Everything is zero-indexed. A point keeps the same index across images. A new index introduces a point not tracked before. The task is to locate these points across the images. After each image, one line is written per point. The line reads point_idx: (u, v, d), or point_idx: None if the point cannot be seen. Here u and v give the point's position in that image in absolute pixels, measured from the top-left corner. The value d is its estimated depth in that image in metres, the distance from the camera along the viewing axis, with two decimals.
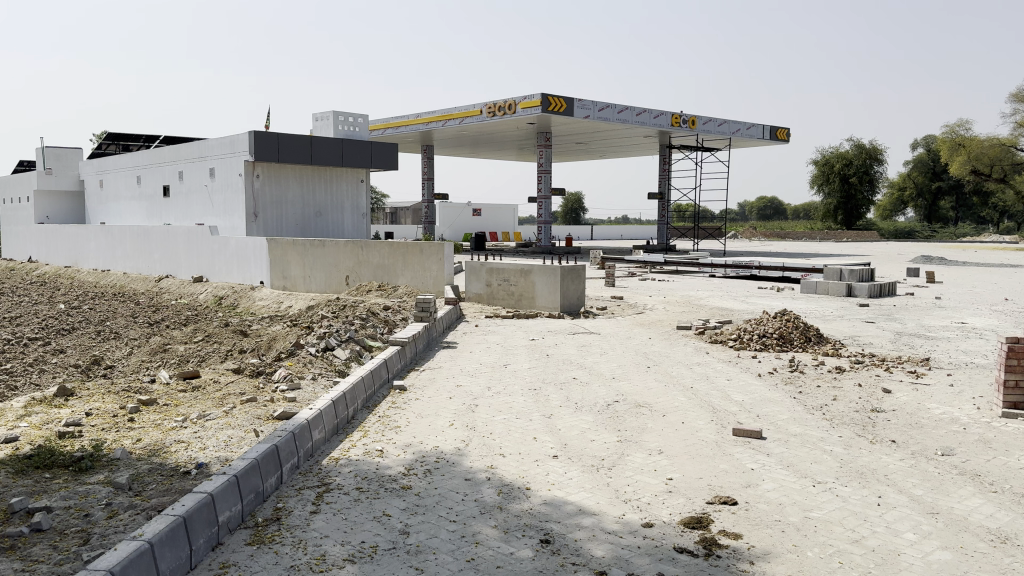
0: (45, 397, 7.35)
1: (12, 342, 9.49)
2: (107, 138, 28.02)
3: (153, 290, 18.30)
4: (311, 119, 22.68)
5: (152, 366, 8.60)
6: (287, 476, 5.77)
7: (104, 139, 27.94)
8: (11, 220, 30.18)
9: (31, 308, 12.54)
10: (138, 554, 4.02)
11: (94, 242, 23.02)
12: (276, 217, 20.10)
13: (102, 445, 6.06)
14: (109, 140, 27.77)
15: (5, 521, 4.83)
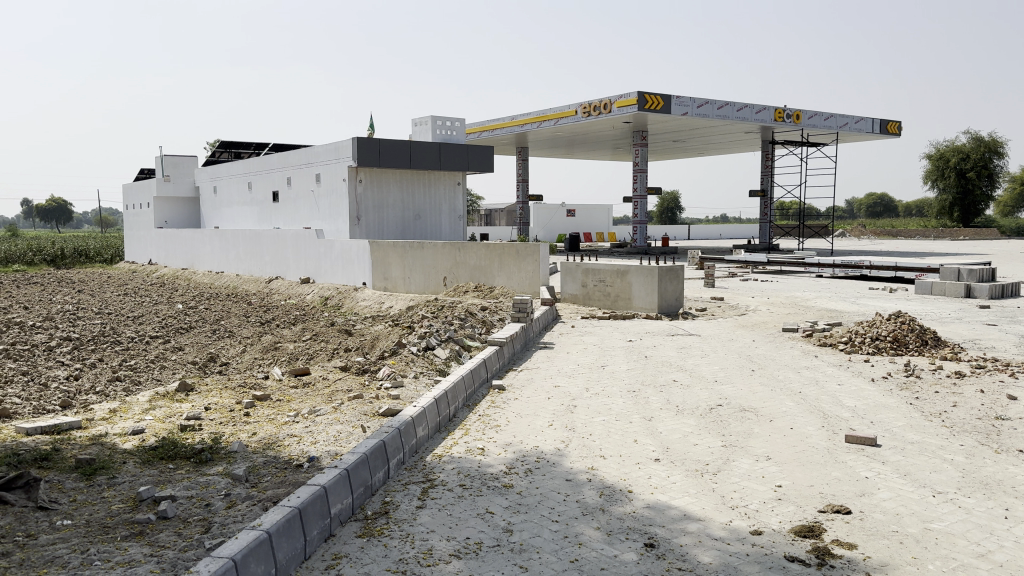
0: (168, 392, 7.78)
1: (137, 340, 10.08)
2: (220, 146, 29.48)
3: (263, 291, 19.08)
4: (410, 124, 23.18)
5: (264, 364, 8.96)
6: (393, 472, 5.91)
7: (217, 147, 29.40)
8: (134, 225, 32.19)
9: (152, 308, 13.30)
10: (257, 543, 4.20)
11: (209, 245, 24.24)
12: (377, 220, 20.63)
13: (221, 438, 6.36)
14: (222, 148, 29.22)
15: (135, 507, 5.14)
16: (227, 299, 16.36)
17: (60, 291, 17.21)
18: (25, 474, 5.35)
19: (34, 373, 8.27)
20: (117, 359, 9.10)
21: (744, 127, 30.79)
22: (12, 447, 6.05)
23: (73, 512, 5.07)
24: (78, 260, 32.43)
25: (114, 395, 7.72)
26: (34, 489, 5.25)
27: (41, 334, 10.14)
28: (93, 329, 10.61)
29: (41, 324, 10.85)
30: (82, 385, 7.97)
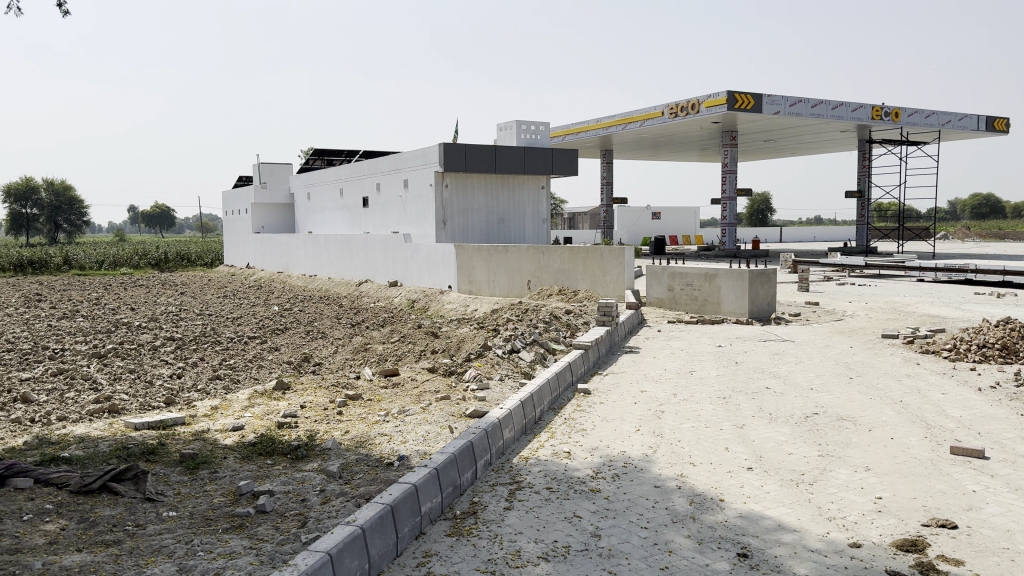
0: (266, 390, 8.08)
1: (236, 340, 10.52)
2: (313, 154, 30.47)
3: (354, 294, 19.59)
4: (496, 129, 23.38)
5: (355, 364, 9.19)
6: (481, 472, 5.97)
7: (311, 154, 30.40)
8: (232, 230, 33.60)
9: (250, 310, 13.85)
10: (352, 538, 4.32)
11: (301, 249, 25.08)
12: (462, 225, 20.87)
13: (316, 435, 6.56)
14: (315, 156, 30.19)
15: (235, 501, 5.36)
16: (320, 301, 16.89)
17: (163, 293, 18.13)
18: (134, 466, 5.65)
19: (141, 370, 8.72)
20: (217, 358, 9.50)
21: (839, 125, 29.78)
22: (123, 441, 6.39)
23: (178, 504, 5.32)
24: (180, 264, 34.06)
25: (214, 393, 8.06)
26: (143, 481, 5.54)
27: (148, 333, 10.71)
28: (195, 330, 11.13)
29: (147, 324, 11.44)
30: (185, 383, 8.36)
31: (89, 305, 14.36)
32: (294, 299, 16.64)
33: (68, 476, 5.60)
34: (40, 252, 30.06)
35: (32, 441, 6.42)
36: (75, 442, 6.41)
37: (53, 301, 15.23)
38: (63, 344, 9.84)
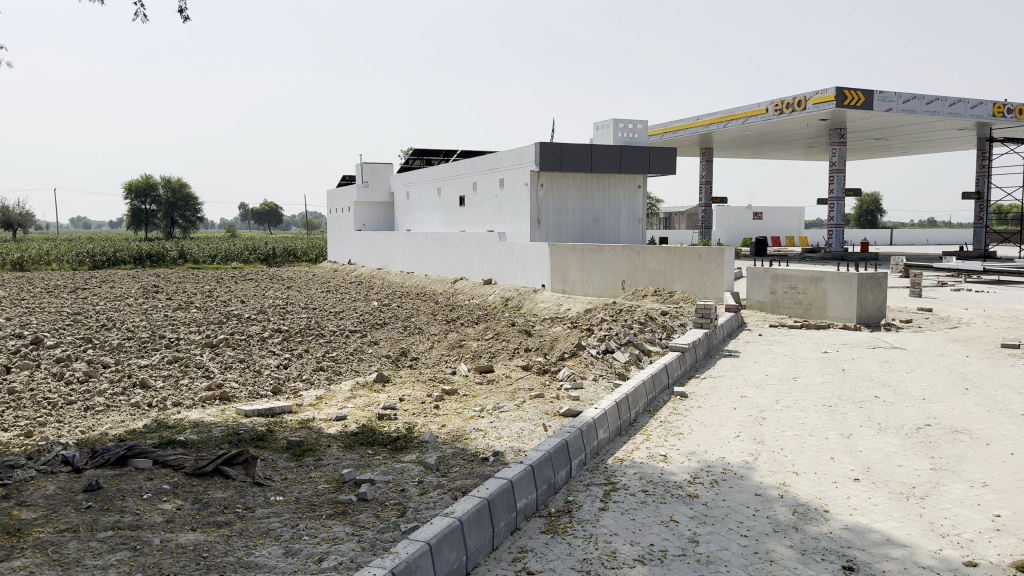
0: (367, 382, 8.34)
1: (338, 333, 10.89)
2: (413, 153, 31.20)
3: (449, 291, 19.91)
4: (592, 128, 23.32)
5: (451, 360, 9.34)
6: (575, 472, 5.97)
7: (411, 154, 31.14)
8: (335, 227, 34.75)
9: (351, 305, 14.30)
10: (451, 530, 4.40)
11: (400, 247, 25.70)
12: (557, 224, 20.93)
13: (414, 428, 6.72)
14: (415, 155, 30.90)
15: (338, 488, 5.54)
16: (417, 297, 17.26)
17: (269, 287, 18.94)
18: (244, 451, 5.92)
19: (249, 360, 9.14)
20: (320, 350, 9.84)
21: (958, 123, 28.26)
22: (234, 427, 6.71)
23: (285, 489, 5.54)
24: (286, 259, 35.43)
25: (318, 383, 8.37)
26: (252, 466, 5.79)
27: (257, 325, 11.20)
28: (301, 323, 11.58)
29: (256, 317, 11.98)
30: (290, 373, 8.71)
31: (202, 297, 15.15)
32: (392, 296, 17.09)
33: (183, 459, 5.92)
34: (159, 246, 31.85)
35: (151, 424, 6.83)
36: (190, 426, 6.76)
37: (169, 292, 16.17)
38: (179, 334, 10.41)
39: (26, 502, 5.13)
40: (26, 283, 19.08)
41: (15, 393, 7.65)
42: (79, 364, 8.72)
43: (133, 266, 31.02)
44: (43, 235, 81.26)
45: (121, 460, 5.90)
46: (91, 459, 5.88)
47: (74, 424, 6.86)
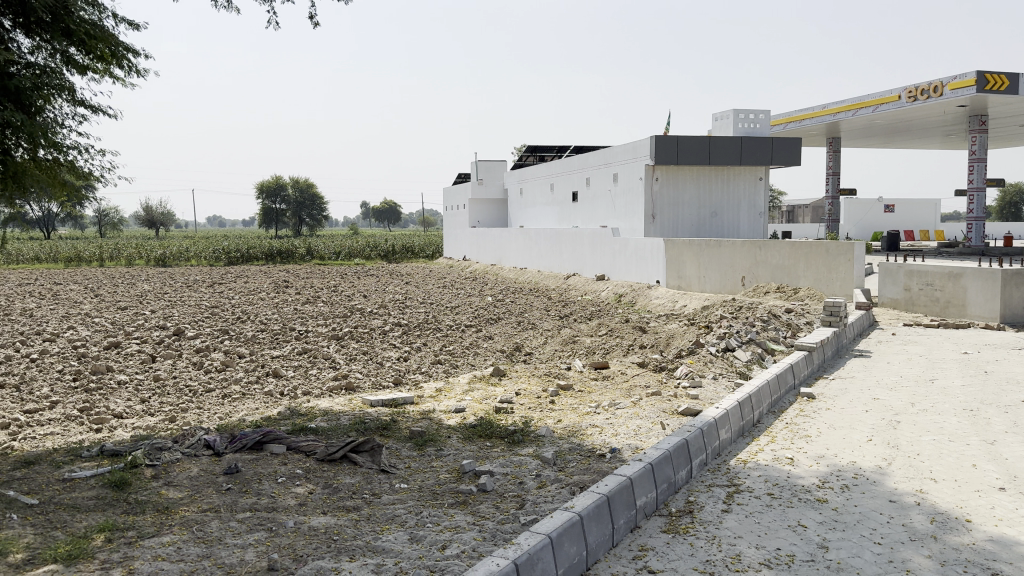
0: (484, 375, 8.48)
1: (455, 328, 11.12)
2: (526, 150, 31.54)
3: (562, 287, 19.94)
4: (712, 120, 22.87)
5: (565, 355, 9.36)
6: (696, 472, 5.86)
7: (524, 151, 31.49)
8: (450, 223, 35.50)
9: (466, 300, 14.56)
10: (571, 524, 4.41)
11: (513, 243, 25.96)
12: (672, 219, 20.63)
13: (530, 422, 6.77)
14: (528, 152, 31.22)
15: (459, 478, 5.65)
16: (530, 293, 17.40)
17: (387, 283, 19.58)
18: (370, 439, 6.14)
19: (371, 352, 9.47)
20: (438, 344, 10.08)
21: None
22: (360, 416, 6.97)
23: (409, 477, 5.71)
24: (405, 255, 36.49)
25: (437, 375, 8.58)
26: (378, 454, 6.00)
27: (379, 319, 11.60)
28: (419, 317, 11.91)
29: (377, 311, 12.40)
30: (410, 366, 8.96)
31: (327, 291, 15.85)
32: (505, 292, 17.31)
33: (314, 445, 6.20)
34: (288, 243, 33.50)
35: (284, 411, 7.18)
36: (319, 414, 7.07)
37: (297, 287, 17.01)
38: (306, 326, 10.91)
39: (173, 482, 5.51)
40: (169, 278, 20.53)
41: (160, 380, 8.24)
42: (217, 354, 9.30)
43: (264, 261, 32.77)
44: (184, 233, 87.16)
45: (258, 445, 6.24)
46: (230, 444, 6.25)
47: (213, 410, 7.31)
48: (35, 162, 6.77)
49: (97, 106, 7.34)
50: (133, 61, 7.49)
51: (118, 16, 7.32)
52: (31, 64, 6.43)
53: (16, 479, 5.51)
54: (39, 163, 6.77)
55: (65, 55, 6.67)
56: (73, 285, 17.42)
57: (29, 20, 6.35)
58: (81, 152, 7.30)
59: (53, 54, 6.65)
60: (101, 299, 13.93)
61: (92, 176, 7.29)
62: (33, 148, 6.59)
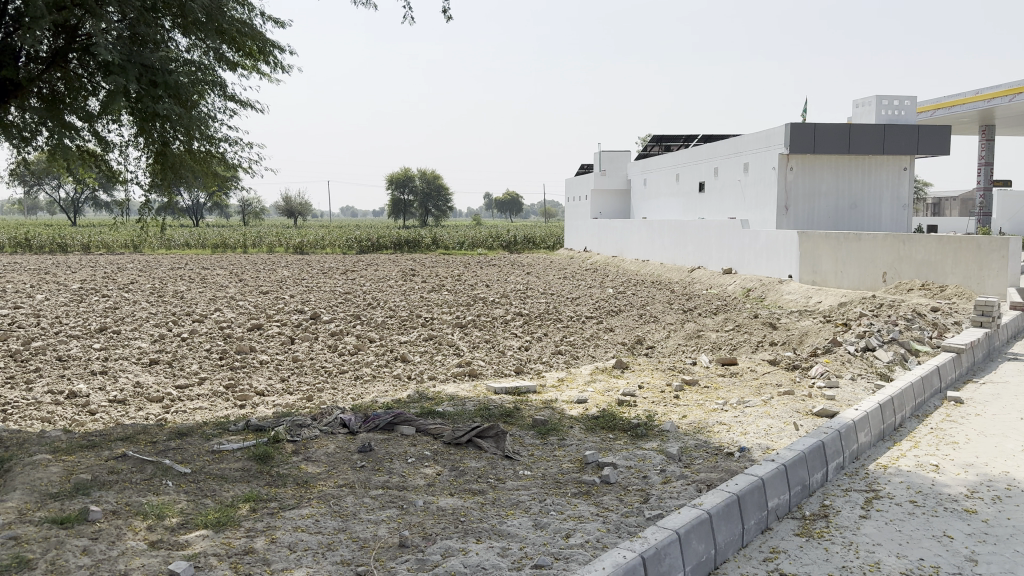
0: (607, 368, 8.44)
1: (576, 319, 11.13)
2: (652, 140, 31.15)
3: (687, 280, 19.55)
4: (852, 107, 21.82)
5: (690, 350, 9.19)
6: (832, 475, 5.63)
7: (649, 140, 31.10)
8: (571, 215, 35.49)
9: (588, 291, 14.54)
10: (699, 521, 4.33)
11: (635, 235, 25.68)
12: (807, 211, 19.82)
13: (654, 416, 6.68)
14: (654, 142, 30.83)
15: (582, 469, 5.65)
16: (654, 286, 17.20)
17: (507, 273, 19.81)
18: (495, 425, 6.24)
19: (494, 341, 9.61)
20: (559, 334, 10.12)
21: None
22: (485, 402, 7.09)
23: (532, 464, 5.77)
24: (527, 245, 36.79)
25: (559, 366, 8.61)
26: (502, 440, 6.10)
27: (501, 308, 11.77)
28: (541, 307, 12.00)
29: (500, 300, 12.58)
30: (532, 355, 9.04)
31: (451, 280, 16.22)
32: (626, 284, 17.15)
33: (441, 428, 6.37)
34: (414, 233, 34.48)
35: (413, 394, 7.42)
36: (446, 399, 7.25)
37: (423, 275, 17.49)
38: (432, 314, 11.21)
39: (311, 458, 5.80)
40: (305, 265, 21.63)
41: (297, 361, 8.70)
42: (349, 338, 9.71)
43: (391, 250, 33.86)
44: (317, 222, 91.24)
45: (389, 426, 6.49)
46: (364, 423, 6.52)
47: (345, 391, 7.64)
48: (189, 154, 7.27)
49: (245, 100, 7.79)
50: (278, 57, 7.88)
51: (265, 15, 7.74)
52: (188, 62, 6.88)
53: (171, 448, 5.95)
54: (193, 155, 7.26)
55: (217, 53, 7.10)
56: (221, 270, 18.60)
57: (186, 21, 6.76)
58: (231, 145, 7.77)
59: (207, 52, 7.09)
60: (246, 283, 14.83)
61: (239, 167, 7.77)
62: (188, 141, 7.08)
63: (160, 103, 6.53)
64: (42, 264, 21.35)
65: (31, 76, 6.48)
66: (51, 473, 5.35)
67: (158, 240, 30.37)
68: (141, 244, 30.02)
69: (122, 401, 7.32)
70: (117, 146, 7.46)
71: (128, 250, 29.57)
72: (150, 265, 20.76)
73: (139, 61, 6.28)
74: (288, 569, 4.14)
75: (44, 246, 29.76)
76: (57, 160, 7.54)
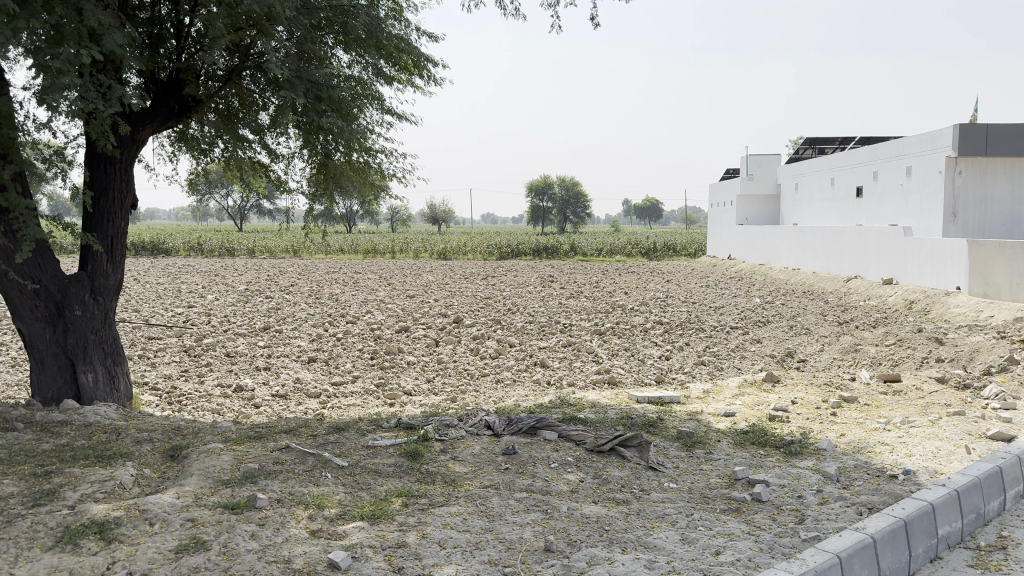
0: (757, 381, 8.16)
1: (720, 329, 10.85)
2: (805, 142, 30.08)
3: (843, 291, 18.60)
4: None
5: (846, 365, 8.73)
6: (1010, 504, 5.19)
7: (802, 143, 30.06)
8: (714, 221, 34.60)
9: (733, 300, 14.13)
10: (862, 546, 4.11)
11: (784, 242, 24.69)
12: (977, 218, 18.44)
13: (809, 433, 6.40)
14: (806, 145, 29.71)
15: (731, 485, 5.48)
16: (805, 296, 16.48)
17: (645, 280, 19.59)
18: (639, 435, 6.15)
19: (634, 349, 9.52)
20: (702, 344, 9.89)
21: None
22: (627, 411, 7.03)
23: (678, 477, 5.65)
24: (667, 253, 36.19)
25: (703, 377, 8.42)
26: (647, 450, 6.00)
27: (641, 316, 11.63)
28: (683, 316, 11.77)
29: (640, 308, 12.45)
30: (673, 365, 8.89)
31: (591, 286, 16.22)
32: (773, 293, 16.52)
33: (584, 435, 6.36)
34: (552, 241, 34.74)
35: (555, 400, 7.46)
36: (588, 406, 7.25)
37: (562, 282, 17.57)
38: (572, 320, 11.23)
39: (458, 458, 5.94)
40: (449, 270, 22.28)
41: (443, 363, 8.96)
42: (491, 342, 9.89)
43: (529, 256, 34.24)
44: (458, 229, 93.62)
45: (532, 430, 6.55)
46: (508, 426, 6.62)
47: (488, 394, 7.81)
48: (348, 164, 7.72)
49: (401, 113, 8.17)
50: (431, 70, 8.23)
51: (420, 29, 8.12)
52: (349, 76, 7.30)
53: (330, 442, 6.26)
54: (351, 165, 7.69)
55: (375, 68, 7.52)
56: (370, 275, 19.47)
57: (347, 37, 7.20)
58: (387, 156, 8.15)
59: (365, 67, 7.53)
60: (394, 287, 15.43)
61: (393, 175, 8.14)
62: (347, 151, 7.50)
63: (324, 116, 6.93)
64: (216, 266, 23.14)
65: (210, 92, 7.01)
66: (223, 461, 5.76)
67: (315, 245, 32.16)
68: (300, 249, 31.87)
69: (283, 396, 7.80)
70: (284, 156, 7.97)
71: (288, 255, 31.47)
72: (309, 268, 21.98)
73: (306, 78, 6.67)
74: (438, 565, 4.25)
75: (216, 250, 32.16)
76: (231, 169, 8.14)
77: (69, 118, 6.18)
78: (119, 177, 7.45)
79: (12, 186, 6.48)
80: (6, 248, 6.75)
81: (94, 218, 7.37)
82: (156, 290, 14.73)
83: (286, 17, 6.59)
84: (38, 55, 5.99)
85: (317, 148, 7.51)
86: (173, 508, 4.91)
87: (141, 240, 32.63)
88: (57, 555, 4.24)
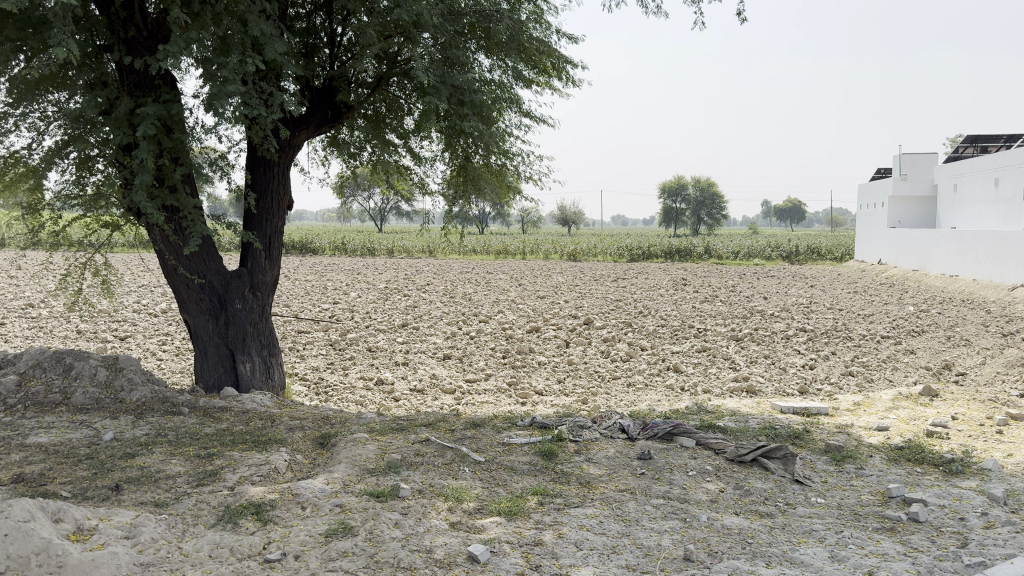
0: (911, 394, 7.71)
1: (869, 338, 10.31)
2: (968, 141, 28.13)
3: (1004, 300, 17.25)
4: None
5: (1012, 380, 8.10)
6: None
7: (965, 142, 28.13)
8: (862, 225, 32.89)
9: (883, 308, 13.39)
10: None
11: (941, 247, 23.14)
12: None
13: (972, 452, 5.98)
14: (968, 143, 27.77)
15: (884, 502, 5.20)
16: (964, 305, 15.42)
17: (783, 285, 18.93)
18: (783, 446, 5.93)
19: (774, 356, 9.21)
20: (848, 354, 9.44)
21: None
22: (770, 421, 6.81)
23: (826, 492, 5.42)
24: (809, 257, 34.75)
25: (849, 388, 8.04)
26: (791, 462, 5.79)
27: (782, 322, 11.23)
28: (828, 323, 11.26)
29: (781, 314, 12.03)
30: (817, 375, 8.54)
31: (727, 290, 15.81)
32: (929, 301, 15.54)
33: (723, 444, 6.21)
34: (684, 243, 34.16)
35: (691, 406, 7.34)
36: (727, 414, 7.08)
37: (696, 285, 17.25)
38: (706, 325, 11.00)
39: (594, 459, 5.95)
40: (580, 271, 22.36)
41: (574, 364, 9.00)
42: (622, 344, 9.84)
43: (660, 258, 33.83)
44: (588, 231, 93.34)
45: (668, 436, 6.47)
46: (643, 431, 6.55)
47: (620, 397, 7.77)
48: (488, 167, 7.90)
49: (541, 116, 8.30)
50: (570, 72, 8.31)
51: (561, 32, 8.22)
52: (490, 80, 7.48)
53: (467, 437, 6.43)
54: (491, 168, 7.87)
55: (515, 72, 7.67)
56: (504, 274, 19.79)
57: (489, 42, 7.38)
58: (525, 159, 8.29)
59: (506, 71, 7.71)
60: (528, 288, 15.59)
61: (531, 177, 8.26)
62: (487, 155, 7.68)
63: (466, 120, 7.13)
64: (359, 265, 24.23)
65: (360, 99, 7.35)
66: (368, 450, 6.02)
67: (450, 245, 33.03)
68: (436, 249, 32.86)
69: (422, 391, 8.06)
70: (428, 160, 8.26)
71: (424, 254, 32.57)
72: (446, 267, 22.63)
73: (450, 83, 6.86)
74: (576, 565, 4.26)
75: (359, 250, 33.56)
76: (378, 171, 8.51)
77: (232, 123, 6.62)
78: (276, 179, 7.93)
79: (181, 187, 7.06)
80: (176, 243, 7.40)
81: (253, 217, 7.91)
82: (305, 287, 15.59)
83: (432, 24, 6.82)
84: (207, 65, 6.46)
85: (457, 151, 7.72)
86: (323, 493, 5.17)
87: (292, 240, 34.42)
88: (219, 532, 4.55)
